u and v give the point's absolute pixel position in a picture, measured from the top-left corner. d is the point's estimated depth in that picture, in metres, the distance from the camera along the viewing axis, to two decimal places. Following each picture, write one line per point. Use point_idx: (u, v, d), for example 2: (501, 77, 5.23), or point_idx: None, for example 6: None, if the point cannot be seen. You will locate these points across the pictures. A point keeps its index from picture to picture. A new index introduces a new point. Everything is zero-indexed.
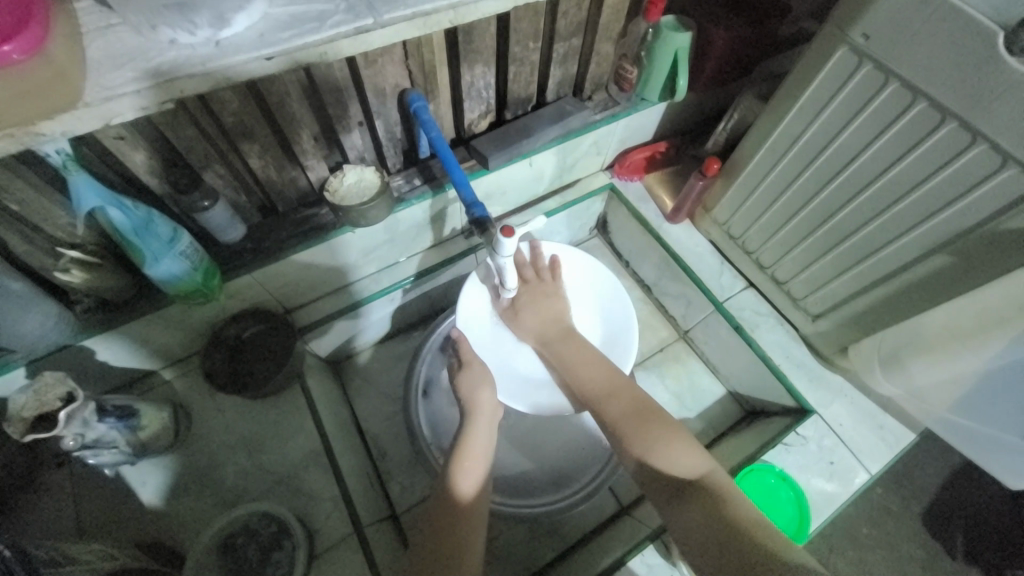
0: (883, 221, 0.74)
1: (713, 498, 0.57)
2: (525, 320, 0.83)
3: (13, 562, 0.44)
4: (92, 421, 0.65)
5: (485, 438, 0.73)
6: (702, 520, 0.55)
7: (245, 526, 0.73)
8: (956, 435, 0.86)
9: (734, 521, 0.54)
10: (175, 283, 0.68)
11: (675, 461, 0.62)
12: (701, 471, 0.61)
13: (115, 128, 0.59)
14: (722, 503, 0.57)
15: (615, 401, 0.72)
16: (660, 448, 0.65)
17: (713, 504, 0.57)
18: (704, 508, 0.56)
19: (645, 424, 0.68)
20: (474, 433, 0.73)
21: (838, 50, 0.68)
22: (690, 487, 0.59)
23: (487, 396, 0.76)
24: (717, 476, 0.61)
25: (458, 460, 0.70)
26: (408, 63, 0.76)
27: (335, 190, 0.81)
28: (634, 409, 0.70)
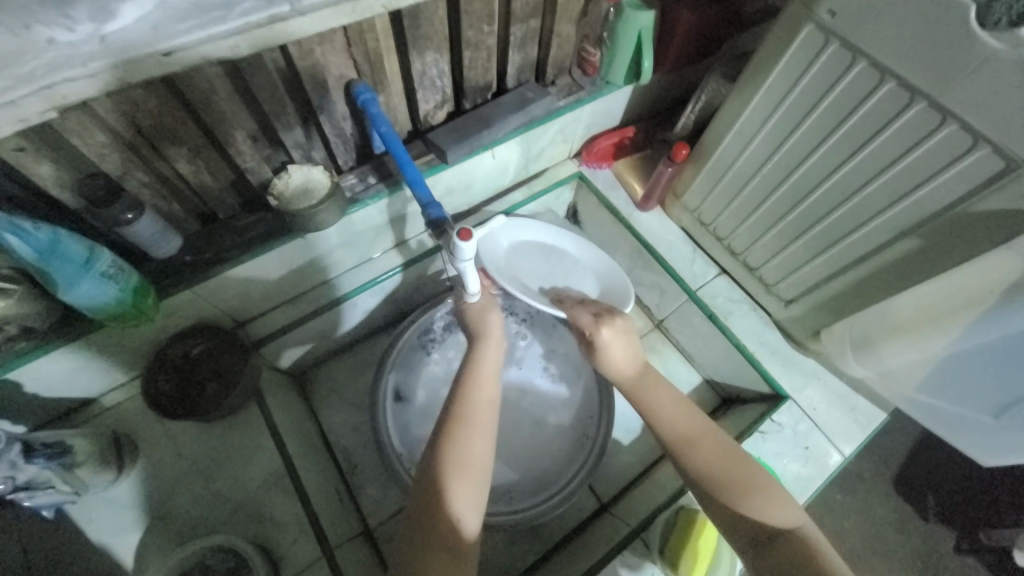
0: (853, 204, 0.73)
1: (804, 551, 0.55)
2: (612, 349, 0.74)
3: None
4: (21, 462, 0.59)
5: (493, 363, 0.72)
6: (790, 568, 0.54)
7: (200, 563, 0.67)
8: (925, 413, 0.87)
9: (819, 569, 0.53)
10: (101, 306, 0.62)
11: (768, 505, 0.59)
12: (790, 522, 0.58)
13: (12, 138, 0.52)
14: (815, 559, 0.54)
15: (701, 447, 0.66)
16: (745, 501, 0.60)
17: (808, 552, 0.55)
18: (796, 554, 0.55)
19: (730, 477, 0.62)
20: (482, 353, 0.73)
21: (804, 28, 0.65)
22: (779, 537, 0.57)
23: (494, 321, 0.76)
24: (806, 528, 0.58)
25: (454, 424, 0.65)
26: (350, 51, 0.69)
27: (280, 194, 0.75)
28: (726, 456, 0.65)
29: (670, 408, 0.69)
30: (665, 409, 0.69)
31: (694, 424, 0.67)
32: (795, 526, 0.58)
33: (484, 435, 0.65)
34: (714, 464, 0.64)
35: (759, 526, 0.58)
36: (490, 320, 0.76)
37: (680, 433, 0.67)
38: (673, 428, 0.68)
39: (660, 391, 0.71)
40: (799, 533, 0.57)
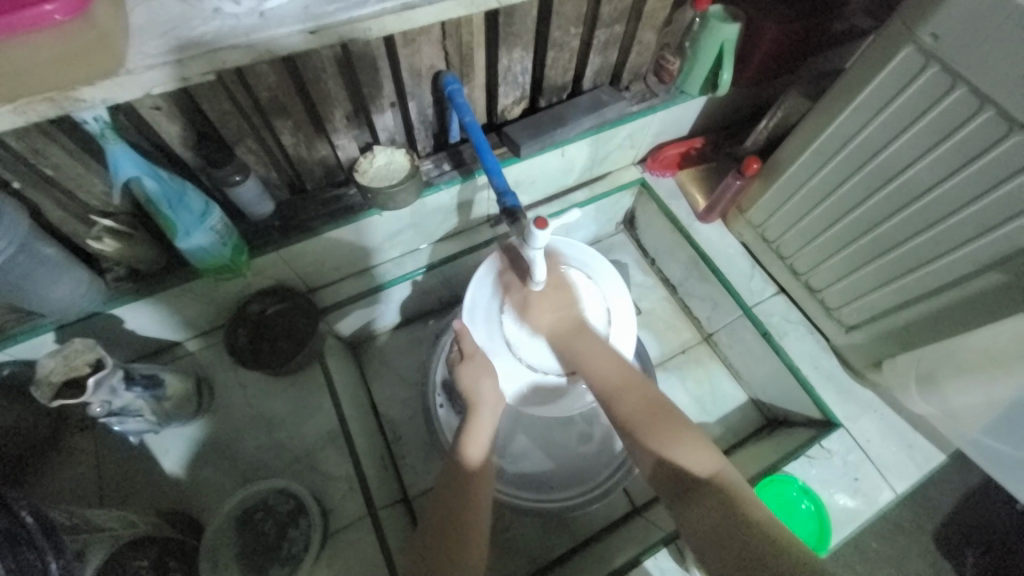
0: (934, 234, 0.71)
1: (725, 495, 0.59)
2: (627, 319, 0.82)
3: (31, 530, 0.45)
4: (120, 389, 0.65)
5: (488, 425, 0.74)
6: (707, 516, 0.57)
7: (263, 502, 0.73)
8: (988, 459, 0.83)
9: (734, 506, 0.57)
10: (205, 256, 0.68)
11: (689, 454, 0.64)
12: (709, 471, 0.62)
13: (152, 98, 0.59)
14: (734, 505, 0.58)
15: (628, 397, 0.71)
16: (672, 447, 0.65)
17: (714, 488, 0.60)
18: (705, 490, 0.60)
19: (651, 425, 0.68)
20: (478, 427, 0.73)
21: (903, 49, 0.64)
22: (707, 487, 0.60)
23: (491, 388, 0.75)
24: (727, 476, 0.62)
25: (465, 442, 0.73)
26: (445, 43, 0.73)
27: (364, 172, 0.80)
28: (644, 408, 0.70)
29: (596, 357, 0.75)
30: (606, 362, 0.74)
31: (618, 375, 0.72)
32: (716, 477, 0.62)
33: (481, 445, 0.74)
34: (638, 412, 0.70)
35: (680, 469, 0.63)
36: (487, 387, 0.74)
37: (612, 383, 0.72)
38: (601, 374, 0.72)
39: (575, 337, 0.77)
40: (721, 486, 0.60)
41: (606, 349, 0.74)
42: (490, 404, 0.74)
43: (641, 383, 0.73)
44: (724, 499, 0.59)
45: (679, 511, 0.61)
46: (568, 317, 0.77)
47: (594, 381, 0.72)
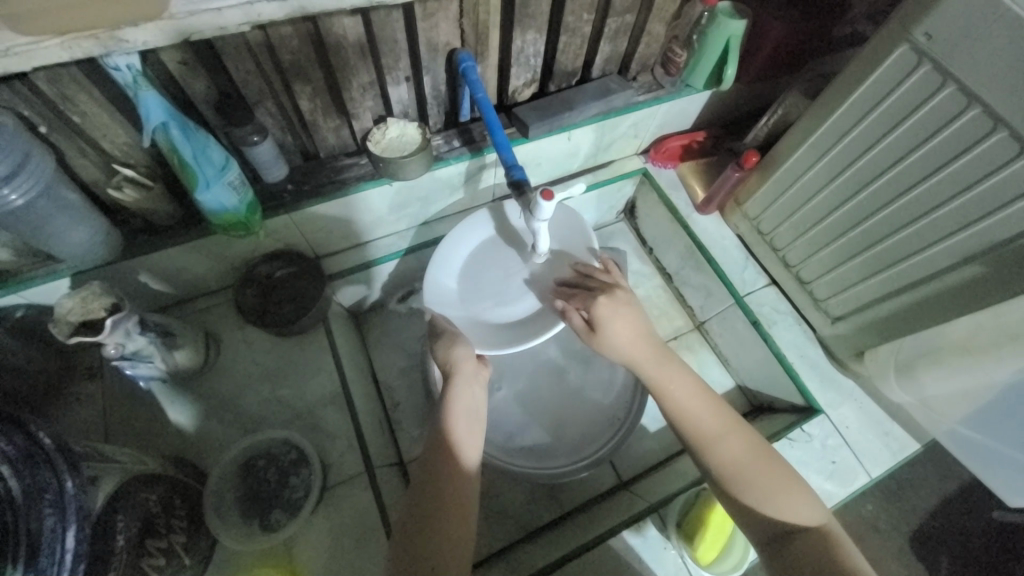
0: (919, 227, 0.75)
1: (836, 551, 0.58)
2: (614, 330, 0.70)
3: (52, 456, 0.47)
4: (134, 333, 0.68)
5: (472, 399, 0.73)
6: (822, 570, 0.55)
7: (267, 451, 0.77)
8: (960, 448, 0.88)
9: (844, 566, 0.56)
10: (222, 212, 0.70)
11: (793, 508, 0.61)
12: (808, 522, 0.60)
13: (179, 52, 0.61)
14: (840, 561, 0.56)
15: (728, 443, 0.66)
16: (779, 502, 0.62)
17: (831, 551, 0.57)
18: (828, 553, 0.57)
19: (754, 470, 0.64)
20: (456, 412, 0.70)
21: (898, 48, 0.67)
22: (805, 538, 0.59)
23: (466, 353, 0.76)
24: (833, 529, 0.61)
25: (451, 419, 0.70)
26: (462, 21, 0.76)
27: (378, 142, 0.83)
28: (750, 455, 0.65)
29: (696, 402, 0.69)
30: (689, 398, 0.69)
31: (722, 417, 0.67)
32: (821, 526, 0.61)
33: (467, 421, 0.71)
34: (745, 464, 0.64)
35: (780, 519, 0.61)
36: (462, 353, 0.76)
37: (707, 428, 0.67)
38: (698, 424, 0.67)
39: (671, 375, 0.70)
40: (825, 533, 0.60)
41: (693, 382, 0.70)
42: (471, 371, 0.75)
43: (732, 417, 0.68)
44: (825, 549, 0.58)
45: (776, 561, 0.59)
46: (642, 336, 0.71)
47: (687, 425, 0.67)
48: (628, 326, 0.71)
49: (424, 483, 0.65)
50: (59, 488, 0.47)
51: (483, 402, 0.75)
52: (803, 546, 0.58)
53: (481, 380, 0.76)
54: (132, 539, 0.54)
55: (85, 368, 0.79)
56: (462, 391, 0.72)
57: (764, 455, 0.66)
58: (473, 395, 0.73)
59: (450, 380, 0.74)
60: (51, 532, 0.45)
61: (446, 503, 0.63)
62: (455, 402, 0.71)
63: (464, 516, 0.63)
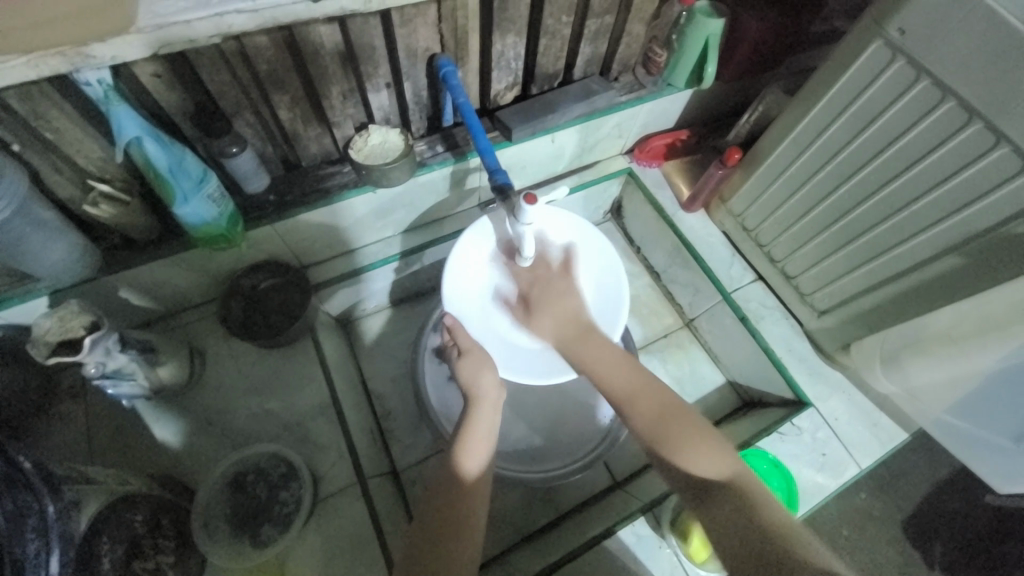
0: (899, 220, 0.76)
1: (750, 501, 0.57)
2: (540, 322, 0.78)
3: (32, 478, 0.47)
4: (115, 350, 0.66)
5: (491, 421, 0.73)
6: (733, 520, 0.55)
7: (256, 466, 0.76)
8: (947, 435, 0.89)
9: (758, 520, 0.54)
10: (203, 225, 0.70)
11: (707, 460, 0.61)
12: (725, 476, 0.60)
13: (153, 65, 0.60)
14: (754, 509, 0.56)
15: (640, 404, 0.68)
16: (690, 460, 0.62)
17: (748, 503, 0.56)
18: (744, 505, 0.56)
19: (671, 430, 0.65)
20: (474, 434, 0.71)
21: (873, 44, 0.68)
22: (719, 491, 0.58)
23: (490, 380, 0.74)
24: (756, 485, 0.59)
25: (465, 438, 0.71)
26: (440, 26, 0.76)
27: (360, 149, 0.83)
28: (665, 413, 0.67)
29: (611, 369, 0.71)
30: (604, 365, 0.71)
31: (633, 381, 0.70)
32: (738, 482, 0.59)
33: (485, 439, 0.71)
34: (656, 423, 0.66)
35: (696, 474, 0.61)
36: (486, 380, 0.74)
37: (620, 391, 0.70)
38: (612, 386, 0.70)
39: (591, 346, 0.73)
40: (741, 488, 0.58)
41: (614, 352, 0.72)
42: (492, 398, 0.74)
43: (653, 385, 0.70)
44: (740, 501, 0.57)
45: (697, 509, 0.59)
46: (566, 316, 0.76)
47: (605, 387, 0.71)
48: (552, 313, 0.77)
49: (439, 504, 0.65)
50: (41, 514, 0.46)
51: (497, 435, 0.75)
52: (718, 500, 0.58)
53: (499, 408, 0.75)
54: (116, 561, 0.54)
55: (68, 387, 0.78)
56: (480, 411, 0.73)
57: (682, 415, 0.66)
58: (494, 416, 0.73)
59: (472, 406, 0.73)
60: (34, 556, 0.44)
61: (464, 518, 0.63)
62: (477, 426, 0.71)
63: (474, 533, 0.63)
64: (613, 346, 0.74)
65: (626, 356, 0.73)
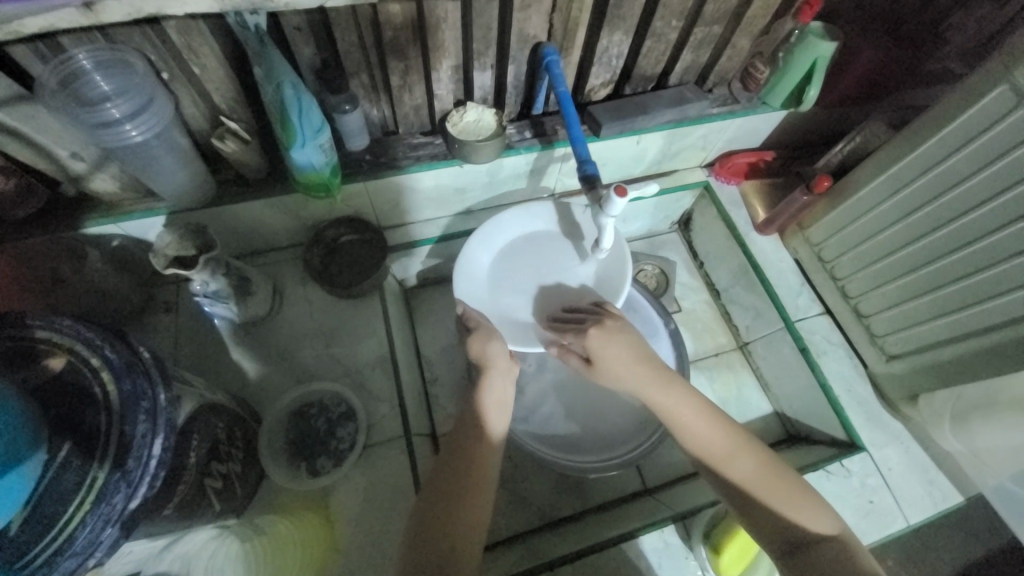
0: (998, 272, 0.72)
1: (848, 554, 0.59)
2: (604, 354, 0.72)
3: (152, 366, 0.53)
4: (218, 273, 0.73)
5: (500, 392, 0.75)
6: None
7: (319, 401, 0.82)
8: (1010, 510, 0.82)
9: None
10: (309, 171, 0.75)
11: (810, 514, 0.62)
12: (826, 532, 0.61)
13: (296, 19, 0.66)
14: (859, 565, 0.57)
15: (737, 463, 0.66)
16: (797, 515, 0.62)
17: (848, 558, 0.58)
18: (844, 559, 0.58)
19: (763, 486, 0.64)
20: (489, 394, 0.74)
21: (996, 89, 0.65)
22: (826, 545, 0.59)
23: (499, 350, 0.76)
24: (846, 536, 0.61)
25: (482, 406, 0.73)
26: (554, 15, 0.78)
27: (455, 124, 0.87)
28: (757, 470, 0.65)
29: (698, 424, 0.68)
30: (686, 420, 0.69)
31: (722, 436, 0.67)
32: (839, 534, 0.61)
33: (500, 416, 0.74)
34: (753, 481, 0.65)
35: (799, 530, 0.61)
36: (496, 350, 0.76)
37: (714, 449, 0.67)
38: (701, 440, 0.68)
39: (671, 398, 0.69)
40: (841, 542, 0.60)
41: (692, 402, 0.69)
42: (503, 367, 0.76)
43: (735, 434, 0.68)
44: (843, 555, 0.58)
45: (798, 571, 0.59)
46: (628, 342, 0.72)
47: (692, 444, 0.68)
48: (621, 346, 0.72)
49: (451, 462, 0.68)
50: (153, 399, 0.51)
51: (511, 399, 0.78)
52: (825, 556, 0.58)
53: (513, 376, 0.77)
54: (201, 459, 0.59)
55: (163, 302, 0.87)
56: (495, 380, 0.75)
57: (771, 467, 0.66)
58: (504, 387, 0.76)
59: (484, 374, 0.75)
60: (142, 436, 0.49)
61: (471, 476, 0.66)
62: (488, 394, 0.74)
63: (484, 490, 0.66)
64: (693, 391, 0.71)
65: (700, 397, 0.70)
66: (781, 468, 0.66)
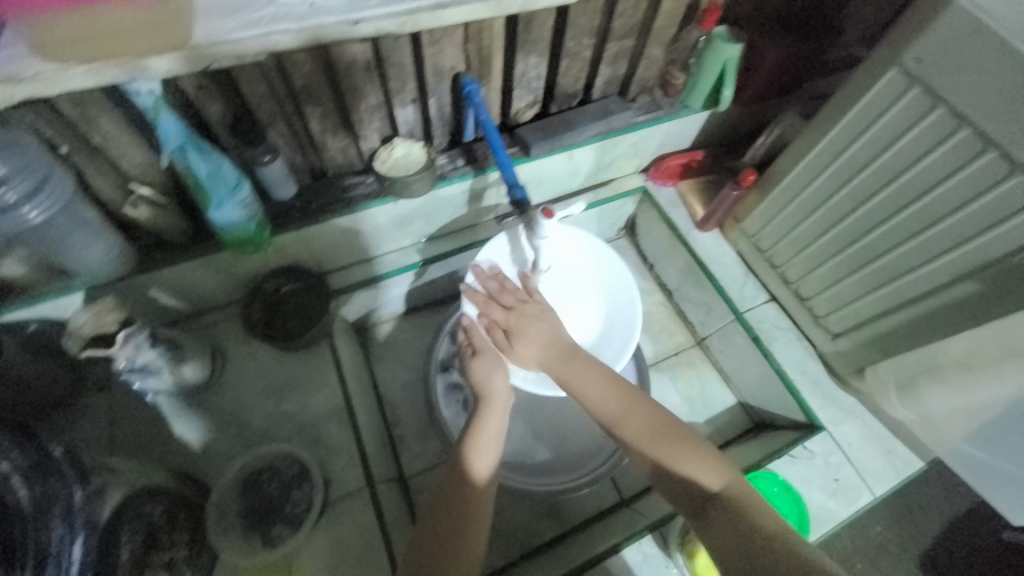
0: (914, 245, 0.76)
1: (737, 506, 0.59)
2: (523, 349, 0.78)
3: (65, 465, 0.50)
4: (144, 346, 0.70)
5: (497, 429, 0.73)
6: (726, 528, 0.58)
7: (269, 463, 0.78)
8: (965, 465, 0.87)
9: (767, 535, 0.55)
10: (232, 229, 0.73)
11: (697, 469, 0.64)
12: (717, 486, 0.62)
13: (198, 77, 0.64)
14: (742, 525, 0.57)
15: (631, 422, 0.71)
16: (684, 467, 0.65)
17: (738, 511, 0.59)
18: (734, 512, 0.59)
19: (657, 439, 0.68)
20: (483, 436, 0.72)
21: (888, 72, 0.70)
22: (717, 500, 0.61)
23: (501, 381, 0.77)
24: (741, 485, 0.62)
25: (474, 439, 0.72)
26: (467, 46, 0.79)
27: (383, 162, 0.86)
28: (649, 428, 0.69)
29: (595, 390, 0.74)
30: (589, 385, 0.74)
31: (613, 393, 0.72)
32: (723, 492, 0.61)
33: (491, 444, 0.72)
34: (646, 440, 0.68)
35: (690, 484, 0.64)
36: (498, 381, 0.77)
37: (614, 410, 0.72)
38: (599, 404, 0.73)
39: (584, 375, 0.74)
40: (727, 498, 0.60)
41: (603, 370, 0.75)
42: (501, 400, 0.76)
43: (640, 401, 0.72)
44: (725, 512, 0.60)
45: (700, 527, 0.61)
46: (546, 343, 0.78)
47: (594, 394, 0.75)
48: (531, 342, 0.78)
49: (448, 504, 0.67)
50: (68, 500, 0.51)
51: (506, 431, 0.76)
52: (717, 511, 0.60)
53: (508, 405, 0.77)
54: (133, 553, 0.57)
55: (94, 383, 0.80)
56: (489, 416, 0.74)
57: (669, 426, 0.69)
58: (500, 420, 0.74)
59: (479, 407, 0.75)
60: None
61: (470, 503, 0.67)
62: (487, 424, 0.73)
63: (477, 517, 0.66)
64: (599, 364, 0.76)
65: (612, 373, 0.75)
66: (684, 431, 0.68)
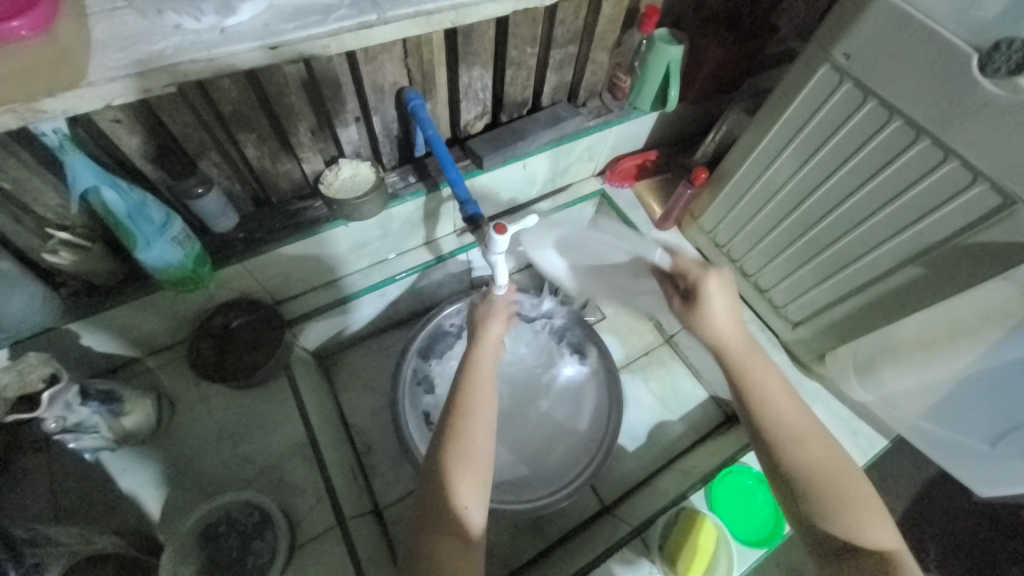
0: (860, 234, 0.78)
1: None
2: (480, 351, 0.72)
3: None
4: (76, 404, 0.64)
5: (485, 407, 0.65)
6: None
7: (228, 514, 0.73)
8: (925, 441, 0.90)
9: None
10: (166, 268, 0.68)
11: (872, 529, 0.55)
12: (887, 548, 0.54)
13: (113, 111, 0.60)
14: None
15: (815, 447, 0.60)
16: (852, 521, 0.55)
17: None
18: None
19: (836, 485, 0.58)
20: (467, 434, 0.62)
21: (821, 68, 0.72)
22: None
23: (488, 357, 0.71)
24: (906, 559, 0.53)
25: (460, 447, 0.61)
26: (407, 61, 0.77)
27: (330, 183, 0.82)
28: (826, 467, 0.59)
29: (786, 402, 0.62)
30: (780, 396, 0.63)
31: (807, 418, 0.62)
32: (883, 550, 0.53)
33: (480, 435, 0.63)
34: (822, 468, 0.59)
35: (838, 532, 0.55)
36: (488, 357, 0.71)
37: (797, 425, 0.61)
38: (785, 417, 0.62)
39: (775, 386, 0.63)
40: (887, 556, 0.52)
41: (785, 383, 0.64)
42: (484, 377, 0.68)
43: (826, 435, 0.61)
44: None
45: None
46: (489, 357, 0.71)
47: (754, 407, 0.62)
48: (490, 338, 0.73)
49: (422, 510, 0.60)
50: None
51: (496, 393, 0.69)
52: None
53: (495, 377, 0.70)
54: None
55: (31, 442, 0.74)
56: (473, 391, 0.66)
57: (839, 468, 0.59)
58: (490, 390, 0.67)
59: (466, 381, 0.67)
60: None
61: (446, 519, 0.58)
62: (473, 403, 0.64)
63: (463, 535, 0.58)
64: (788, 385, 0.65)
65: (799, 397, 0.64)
66: (864, 491, 0.58)
